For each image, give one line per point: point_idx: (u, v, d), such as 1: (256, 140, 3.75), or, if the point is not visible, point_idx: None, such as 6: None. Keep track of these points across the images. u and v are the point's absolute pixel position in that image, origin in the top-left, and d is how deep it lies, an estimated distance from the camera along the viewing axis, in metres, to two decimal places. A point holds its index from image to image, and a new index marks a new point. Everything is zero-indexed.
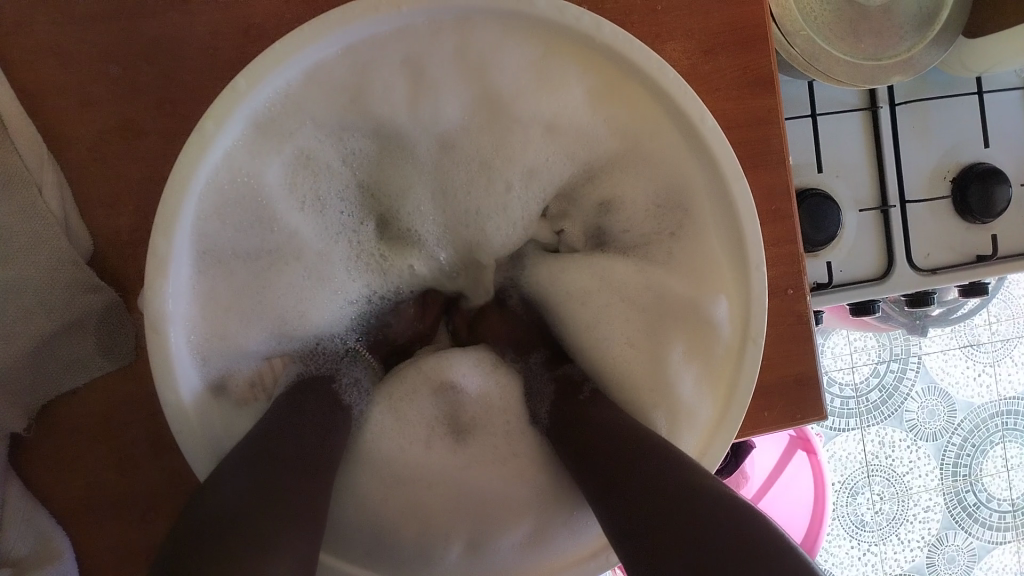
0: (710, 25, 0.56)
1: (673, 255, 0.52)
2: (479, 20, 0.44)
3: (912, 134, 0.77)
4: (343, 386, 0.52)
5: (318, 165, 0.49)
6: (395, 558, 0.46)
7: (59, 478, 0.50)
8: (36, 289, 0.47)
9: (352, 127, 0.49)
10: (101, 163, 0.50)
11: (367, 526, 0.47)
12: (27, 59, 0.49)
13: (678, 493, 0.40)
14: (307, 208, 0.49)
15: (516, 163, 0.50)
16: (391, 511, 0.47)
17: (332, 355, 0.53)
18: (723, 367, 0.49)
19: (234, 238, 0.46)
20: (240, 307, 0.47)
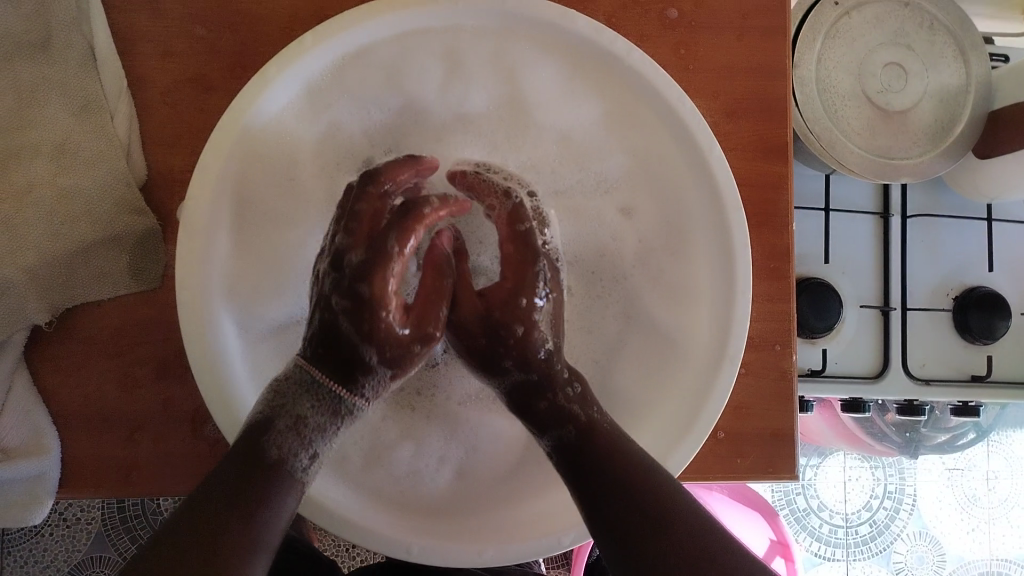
0: (734, 92, 0.62)
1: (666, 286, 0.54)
2: (514, 27, 0.50)
3: (918, 247, 0.81)
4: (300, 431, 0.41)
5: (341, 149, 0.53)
6: (361, 509, 0.46)
7: (65, 380, 0.53)
8: (89, 199, 0.52)
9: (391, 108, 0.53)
10: (171, 108, 0.55)
11: (368, 438, 0.49)
12: (127, 8, 0.55)
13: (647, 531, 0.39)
14: None
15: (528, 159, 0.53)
16: (390, 431, 0.49)
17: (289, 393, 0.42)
18: (691, 388, 0.50)
19: None
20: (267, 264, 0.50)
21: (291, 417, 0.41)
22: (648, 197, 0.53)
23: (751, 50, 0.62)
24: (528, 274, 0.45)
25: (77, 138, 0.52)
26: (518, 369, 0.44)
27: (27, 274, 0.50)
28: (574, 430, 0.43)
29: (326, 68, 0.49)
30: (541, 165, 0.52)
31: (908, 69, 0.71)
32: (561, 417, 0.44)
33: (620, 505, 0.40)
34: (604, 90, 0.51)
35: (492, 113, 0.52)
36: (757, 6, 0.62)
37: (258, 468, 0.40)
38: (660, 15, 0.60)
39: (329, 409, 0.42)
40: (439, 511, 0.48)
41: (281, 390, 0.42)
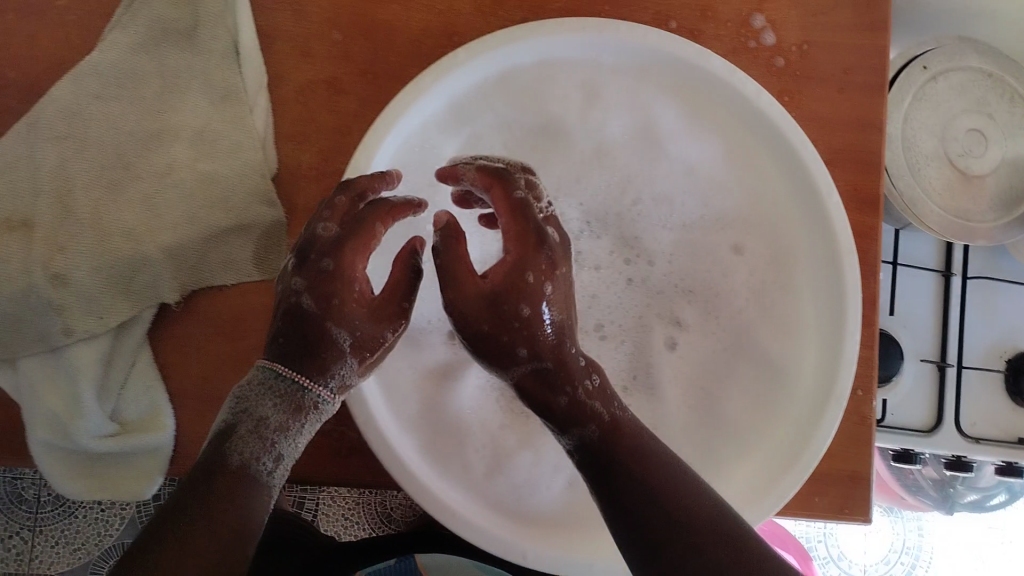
0: (835, 142, 0.64)
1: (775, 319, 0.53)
2: (649, 67, 0.51)
3: (976, 307, 0.83)
4: (260, 422, 0.40)
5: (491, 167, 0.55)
6: (488, 505, 0.48)
7: (183, 360, 0.53)
8: (224, 188, 0.53)
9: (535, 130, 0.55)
10: (303, 105, 0.57)
11: (486, 446, 0.51)
12: (269, 7, 0.57)
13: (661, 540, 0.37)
14: None
15: (651, 188, 0.54)
16: (507, 439, 0.51)
17: (254, 389, 0.41)
18: (795, 424, 0.50)
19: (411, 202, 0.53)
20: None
21: (254, 419, 0.40)
22: (761, 238, 0.53)
23: (852, 103, 0.63)
24: (537, 266, 0.40)
25: (216, 125, 0.54)
26: (532, 358, 0.40)
27: (162, 254, 0.52)
28: (596, 427, 0.40)
29: (476, 85, 0.51)
30: (669, 199, 0.54)
31: (989, 136, 0.73)
32: (580, 416, 0.40)
33: (635, 517, 0.38)
34: (730, 133, 0.52)
35: (626, 140, 0.54)
36: (863, 61, 0.64)
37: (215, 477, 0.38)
38: (767, 61, 0.62)
39: (291, 405, 0.40)
40: (557, 523, 0.49)
41: (245, 392, 0.41)
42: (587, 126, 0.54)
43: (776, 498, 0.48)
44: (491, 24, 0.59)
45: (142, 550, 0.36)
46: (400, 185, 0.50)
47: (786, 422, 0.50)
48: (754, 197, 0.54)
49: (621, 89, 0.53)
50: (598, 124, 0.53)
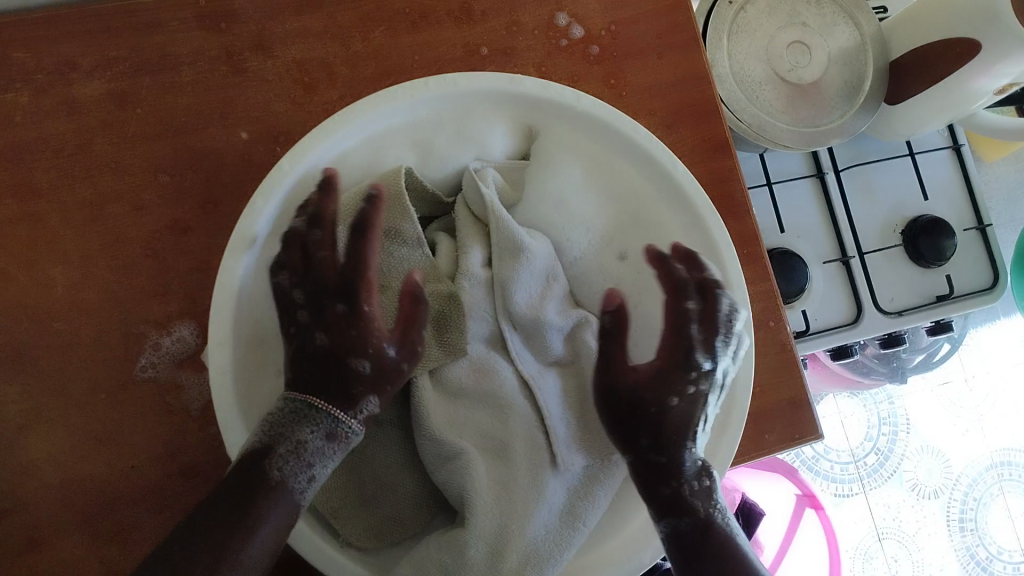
0: (668, 104, 0.66)
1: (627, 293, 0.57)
2: (475, 102, 0.54)
3: (859, 194, 0.87)
4: (281, 456, 0.42)
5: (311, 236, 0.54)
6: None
7: (97, 540, 0.53)
8: (102, 367, 0.55)
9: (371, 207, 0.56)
10: (151, 257, 0.57)
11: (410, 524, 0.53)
12: (83, 174, 0.57)
13: None
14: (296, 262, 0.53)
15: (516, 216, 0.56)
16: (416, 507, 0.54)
17: (291, 418, 0.43)
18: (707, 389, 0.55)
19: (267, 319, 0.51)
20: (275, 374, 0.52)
21: (291, 441, 0.42)
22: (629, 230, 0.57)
23: (673, 63, 0.66)
24: (700, 343, 0.50)
25: (74, 325, 0.55)
26: (682, 404, 0.49)
27: (57, 446, 0.54)
28: (691, 519, 0.46)
29: (300, 192, 0.51)
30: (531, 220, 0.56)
31: (811, 44, 0.76)
32: (679, 508, 0.47)
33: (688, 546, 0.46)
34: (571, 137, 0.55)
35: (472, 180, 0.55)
36: (668, 22, 0.66)
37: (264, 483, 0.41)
38: (583, 53, 0.65)
39: (326, 434, 0.44)
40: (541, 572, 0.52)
41: (269, 424, 0.43)
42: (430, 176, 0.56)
43: None
44: (310, 114, 0.60)
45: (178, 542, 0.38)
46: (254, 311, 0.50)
47: None
48: (607, 200, 0.57)
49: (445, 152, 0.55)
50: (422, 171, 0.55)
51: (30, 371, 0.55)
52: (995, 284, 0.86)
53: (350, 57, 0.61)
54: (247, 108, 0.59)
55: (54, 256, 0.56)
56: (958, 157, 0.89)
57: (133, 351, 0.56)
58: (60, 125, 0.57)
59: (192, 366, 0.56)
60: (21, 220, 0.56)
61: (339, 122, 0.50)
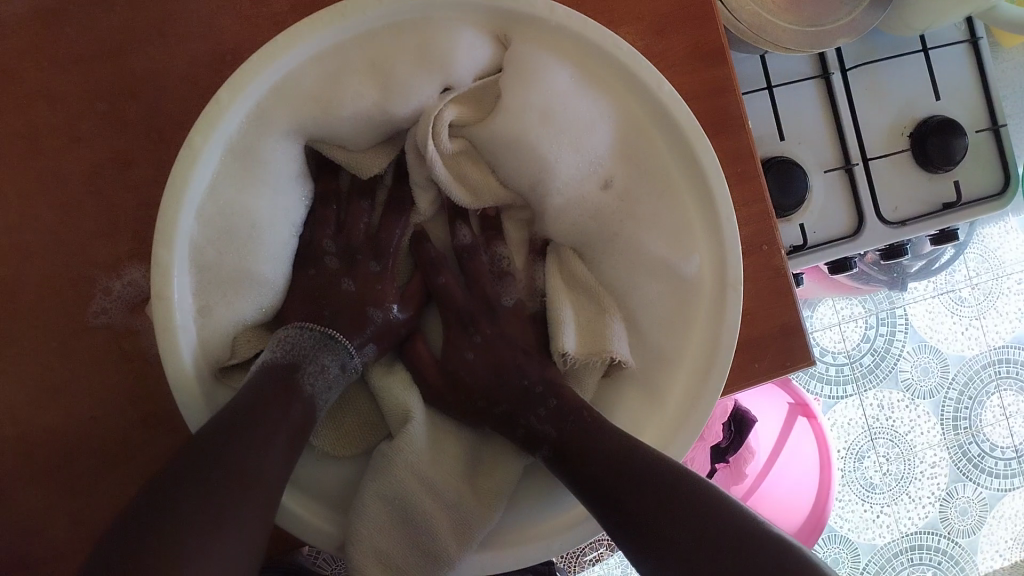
0: (658, 8, 0.60)
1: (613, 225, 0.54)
2: (436, 17, 0.48)
3: (866, 96, 0.81)
4: (311, 373, 0.47)
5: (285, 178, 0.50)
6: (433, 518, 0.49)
7: (60, 490, 0.52)
8: (50, 314, 0.52)
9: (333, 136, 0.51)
10: (93, 193, 0.52)
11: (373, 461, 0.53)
12: (13, 103, 0.52)
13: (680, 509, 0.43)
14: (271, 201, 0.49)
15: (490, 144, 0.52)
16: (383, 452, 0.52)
17: (306, 343, 0.49)
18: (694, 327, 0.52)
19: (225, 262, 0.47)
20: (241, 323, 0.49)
21: (318, 363, 0.48)
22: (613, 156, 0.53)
23: None
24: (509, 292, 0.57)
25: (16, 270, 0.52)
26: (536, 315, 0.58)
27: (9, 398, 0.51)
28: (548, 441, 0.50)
29: (247, 123, 0.46)
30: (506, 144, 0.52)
31: None
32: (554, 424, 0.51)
33: (592, 487, 0.46)
34: (548, 53, 0.50)
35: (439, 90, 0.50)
36: None
37: (294, 381, 0.45)
38: None
39: (344, 364, 0.50)
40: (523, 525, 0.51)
41: (285, 342, 0.48)
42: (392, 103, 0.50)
43: (683, 447, 0.50)
44: (258, 28, 0.54)
45: (218, 435, 0.40)
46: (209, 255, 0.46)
47: (673, 324, 0.53)
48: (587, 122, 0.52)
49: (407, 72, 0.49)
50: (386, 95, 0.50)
51: None
52: (1006, 190, 0.81)
53: None
54: (189, 25, 0.53)
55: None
56: (975, 51, 0.82)
57: (84, 296, 0.52)
58: None
59: (147, 310, 0.52)
60: None
61: (284, 42, 0.45)
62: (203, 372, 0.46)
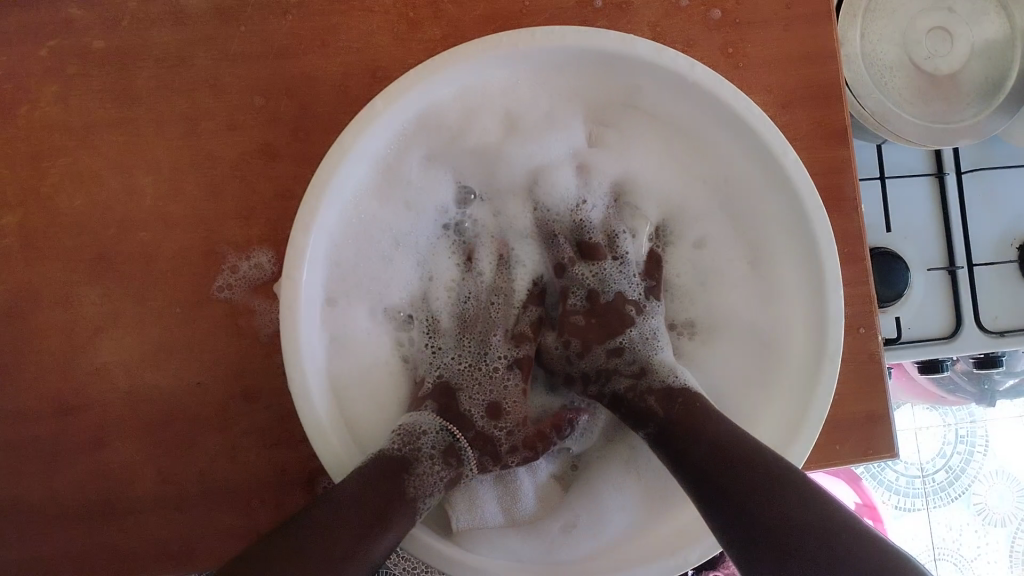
0: (786, 82, 0.62)
1: (734, 277, 0.57)
2: (580, 57, 0.50)
3: (979, 200, 0.80)
4: (421, 477, 0.46)
5: (428, 181, 0.56)
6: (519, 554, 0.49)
7: (164, 451, 0.55)
8: (180, 284, 0.56)
9: (473, 168, 0.57)
10: (237, 179, 0.56)
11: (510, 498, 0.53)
12: (179, 88, 0.56)
13: (730, 470, 0.42)
14: (404, 204, 0.55)
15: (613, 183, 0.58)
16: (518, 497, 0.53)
17: (416, 435, 0.49)
18: (783, 390, 0.52)
19: (353, 256, 0.52)
20: (350, 313, 0.53)
21: (426, 460, 0.48)
22: (729, 219, 0.56)
23: (799, 37, 0.62)
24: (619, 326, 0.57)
25: (156, 237, 0.56)
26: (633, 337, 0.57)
27: (131, 355, 0.55)
28: (653, 425, 0.50)
29: (393, 136, 0.50)
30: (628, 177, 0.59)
31: (953, 32, 0.70)
32: (644, 414, 0.51)
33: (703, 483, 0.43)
34: (654, 128, 0.56)
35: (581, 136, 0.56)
36: None
37: (400, 472, 0.45)
38: (703, 16, 0.61)
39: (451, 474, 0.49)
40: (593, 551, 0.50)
41: (401, 429, 0.49)
42: (535, 136, 0.55)
43: None
44: (409, 50, 0.58)
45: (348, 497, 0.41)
46: (343, 253, 0.51)
47: (763, 381, 0.54)
48: (715, 178, 0.56)
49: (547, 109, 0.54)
50: (527, 127, 0.55)
51: (111, 278, 0.55)
52: None
53: None
54: (347, 38, 0.57)
55: (143, 167, 0.56)
56: None
57: (211, 270, 0.56)
58: (165, 35, 0.57)
59: (266, 293, 0.55)
60: (117, 125, 0.56)
61: (437, 65, 0.47)
62: (319, 358, 0.48)
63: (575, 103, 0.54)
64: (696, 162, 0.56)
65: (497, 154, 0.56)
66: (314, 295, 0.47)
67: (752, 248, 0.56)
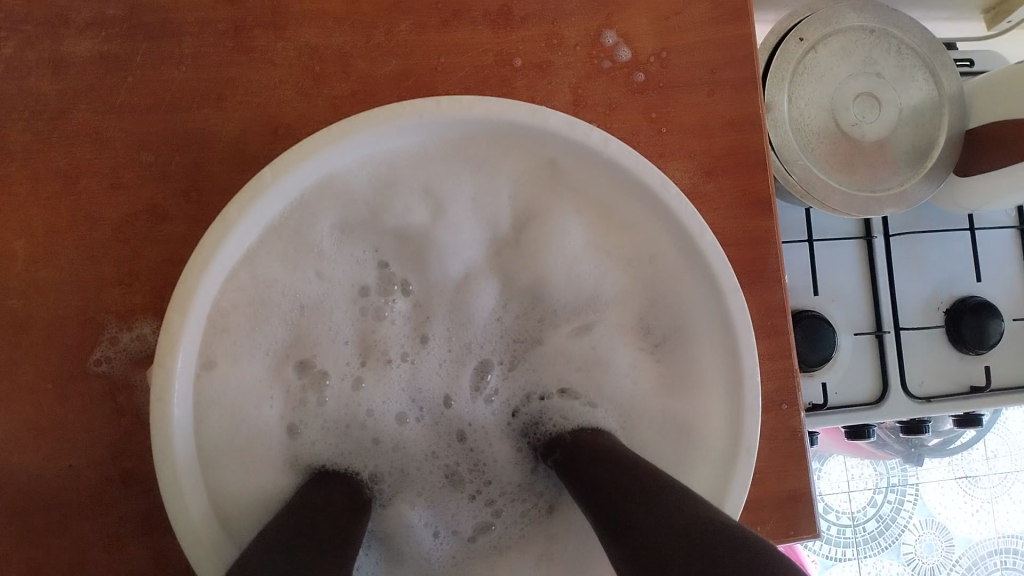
0: (711, 149, 0.60)
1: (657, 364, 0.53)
2: (494, 128, 0.46)
3: (905, 264, 0.79)
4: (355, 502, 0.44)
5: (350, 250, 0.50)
6: None
7: (29, 541, 0.50)
8: (53, 357, 0.51)
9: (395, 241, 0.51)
10: (122, 242, 0.52)
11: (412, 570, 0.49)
12: (59, 142, 0.52)
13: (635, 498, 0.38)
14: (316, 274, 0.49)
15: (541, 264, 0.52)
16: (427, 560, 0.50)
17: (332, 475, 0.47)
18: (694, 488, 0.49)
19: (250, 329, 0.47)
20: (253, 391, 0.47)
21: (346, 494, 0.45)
22: (654, 305, 0.52)
23: (724, 103, 0.60)
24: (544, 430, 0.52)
25: (28, 304, 0.51)
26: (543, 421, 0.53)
27: None
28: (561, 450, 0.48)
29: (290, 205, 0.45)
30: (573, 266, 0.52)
31: (881, 97, 0.70)
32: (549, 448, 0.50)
33: (623, 526, 0.37)
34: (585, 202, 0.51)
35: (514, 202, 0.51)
36: (725, 59, 0.60)
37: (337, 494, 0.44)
38: (627, 80, 0.59)
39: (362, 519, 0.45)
40: None
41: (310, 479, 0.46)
42: (461, 206, 0.50)
43: None
44: (315, 107, 0.54)
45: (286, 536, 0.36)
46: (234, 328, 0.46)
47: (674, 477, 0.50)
48: (641, 257, 0.51)
49: (468, 179, 0.49)
50: (457, 193, 0.50)
51: None
52: None
53: (369, 50, 0.55)
54: (248, 92, 0.54)
55: (16, 226, 0.51)
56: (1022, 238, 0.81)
57: (89, 342, 0.51)
58: (45, 84, 0.52)
59: (149, 367, 0.51)
60: None
61: (337, 134, 0.43)
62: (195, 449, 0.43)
63: (508, 168, 0.49)
64: (625, 239, 0.51)
65: (425, 225, 0.50)
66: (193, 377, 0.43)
67: (676, 331, 0.52)
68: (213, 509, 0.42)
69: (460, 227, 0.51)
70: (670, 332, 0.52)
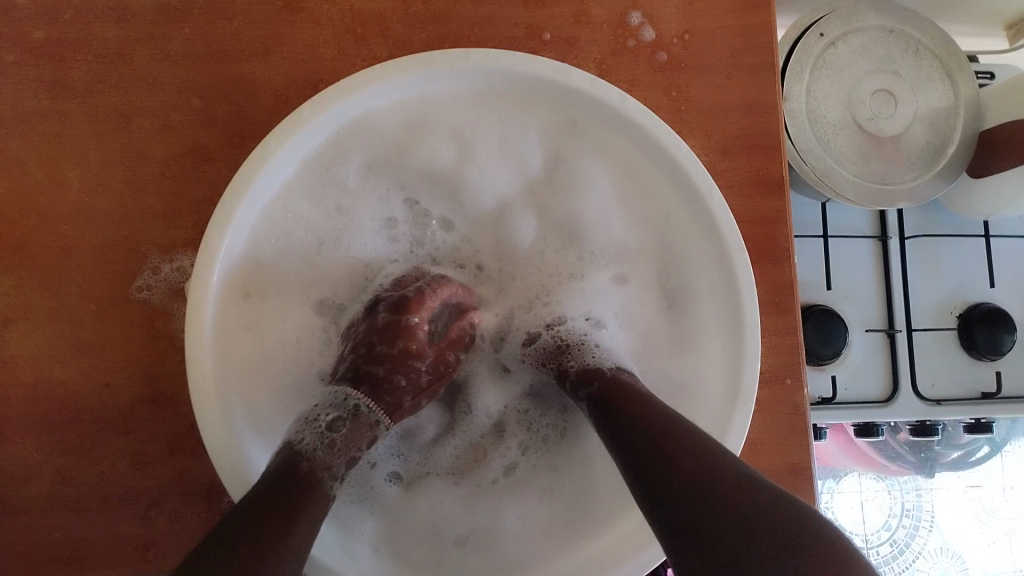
0: (727, 129, 0.62)
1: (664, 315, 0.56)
2: (520, 82, 0.49)
3: (920, 267, 0.81)
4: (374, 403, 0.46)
5: (376, 188, 0.54)
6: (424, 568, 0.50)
7: (64, 450, 0.53)
8: (97, 281, 0.55)
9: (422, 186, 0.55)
10: (168, 180, 0.56)
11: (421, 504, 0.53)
12: (118, 85, 0.56)
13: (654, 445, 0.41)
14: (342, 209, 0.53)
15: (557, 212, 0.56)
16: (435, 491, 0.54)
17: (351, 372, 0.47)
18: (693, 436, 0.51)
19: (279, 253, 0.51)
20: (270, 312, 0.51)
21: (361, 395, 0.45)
22: (666, 259, 0.56)
23: (742, 87, 0.63)
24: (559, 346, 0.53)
25: (78, 231, 0.55)
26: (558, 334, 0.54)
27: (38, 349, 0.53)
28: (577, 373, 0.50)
29: (326, 142, 0.49)
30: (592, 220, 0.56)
31: (897, 95, 0.73)
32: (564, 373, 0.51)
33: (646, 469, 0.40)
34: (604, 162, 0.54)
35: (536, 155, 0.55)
36: (745, 45, 0.63)
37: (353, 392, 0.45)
38: (650, 59, 0.62)
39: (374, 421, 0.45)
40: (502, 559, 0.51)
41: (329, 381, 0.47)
42: (485, 156, 0.54)
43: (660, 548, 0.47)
44: (354, 66, 0.58)
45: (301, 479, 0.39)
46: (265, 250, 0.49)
47: None
48: (654, 215, 0.55)
49: (492, 131, 0.53)
50: (481, 144, 0.54)
51: (28, 268, 0.54)
52: None
53: (408, 17, 0.59)
54: (293, 49, 0.58)
55: (72, 160, 0.56)
56: None
57: (132, 270, 0.55)
58: (108, 32, 0.57)
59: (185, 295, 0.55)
60: (47, 115, 0.56)
61: (374, 75, 0.46)
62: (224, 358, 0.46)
63: (531, 123, 0.53)
64: (638, 199, 0.55)
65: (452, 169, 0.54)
66: (224, 291, 0.46)
67: (684, 286, 0.55)
68: (240, 412, 0.46)
69: (485, 176, 0.55)
70: (680, 287, 0.55)
